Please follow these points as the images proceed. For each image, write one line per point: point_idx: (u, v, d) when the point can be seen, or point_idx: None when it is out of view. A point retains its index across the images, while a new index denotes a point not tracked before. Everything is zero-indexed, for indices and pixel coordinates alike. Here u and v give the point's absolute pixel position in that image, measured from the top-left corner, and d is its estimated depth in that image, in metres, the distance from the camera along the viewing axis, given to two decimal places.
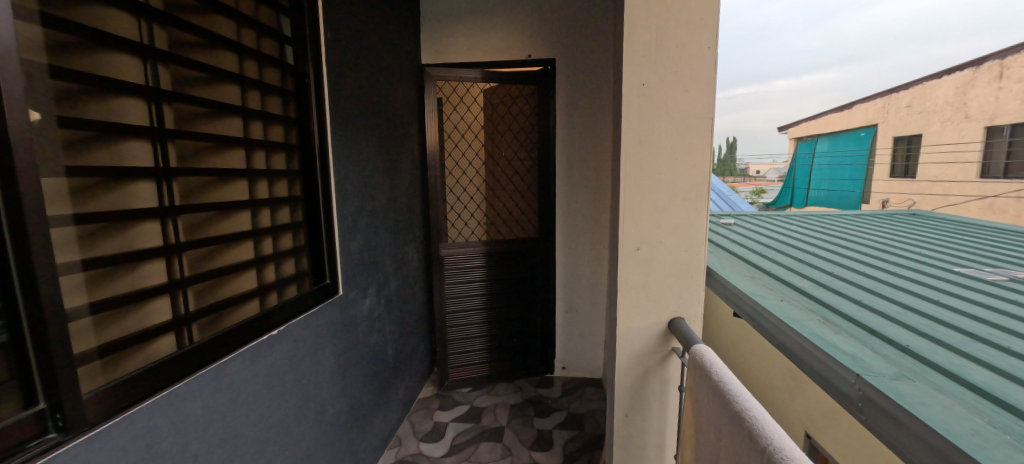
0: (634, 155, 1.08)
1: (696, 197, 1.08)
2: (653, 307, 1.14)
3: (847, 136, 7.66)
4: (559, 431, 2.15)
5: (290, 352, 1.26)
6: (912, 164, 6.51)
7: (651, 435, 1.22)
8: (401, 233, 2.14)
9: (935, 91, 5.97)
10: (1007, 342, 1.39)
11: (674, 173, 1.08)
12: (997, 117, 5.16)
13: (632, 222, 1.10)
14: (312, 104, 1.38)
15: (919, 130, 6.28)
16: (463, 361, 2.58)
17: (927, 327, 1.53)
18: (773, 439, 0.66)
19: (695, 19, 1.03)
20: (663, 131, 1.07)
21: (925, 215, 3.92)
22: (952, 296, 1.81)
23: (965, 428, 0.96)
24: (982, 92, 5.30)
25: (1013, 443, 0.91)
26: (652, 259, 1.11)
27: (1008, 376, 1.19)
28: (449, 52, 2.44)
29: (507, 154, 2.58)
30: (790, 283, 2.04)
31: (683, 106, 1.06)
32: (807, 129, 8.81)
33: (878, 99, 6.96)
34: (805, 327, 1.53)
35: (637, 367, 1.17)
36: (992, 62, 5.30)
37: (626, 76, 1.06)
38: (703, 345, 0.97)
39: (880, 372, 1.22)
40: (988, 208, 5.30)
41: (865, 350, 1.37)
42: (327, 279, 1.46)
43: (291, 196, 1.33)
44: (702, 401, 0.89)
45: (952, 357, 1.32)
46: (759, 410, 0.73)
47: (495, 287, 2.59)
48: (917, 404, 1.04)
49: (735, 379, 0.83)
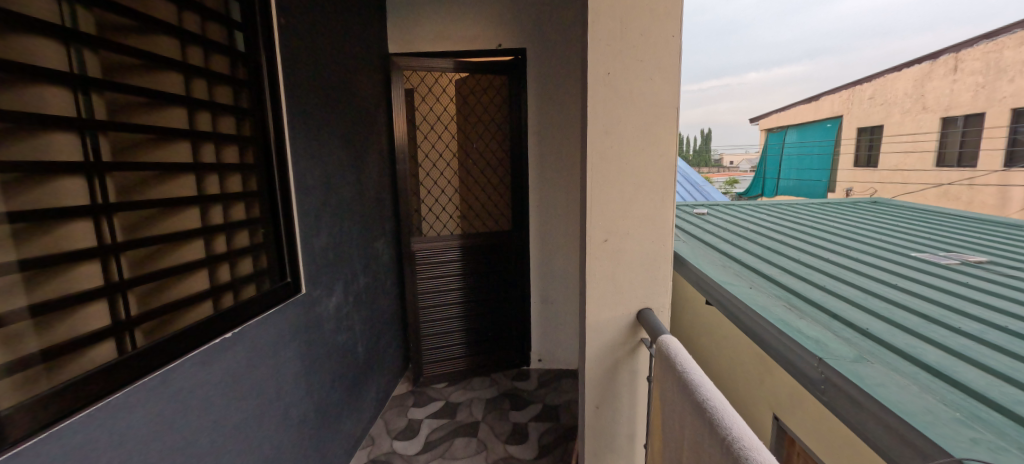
0: (600, 144, 1.06)
1: (663, 187, 1.08)
2: (621, 298, 1.13)
3: (813, 128, 7.96)
4: (534, 423, 2.15)
5: (248, 355, 1.21)
6: (876, 153, 6.75)
7: (621, 426, 1.22)
8: (369, 230, 2.07)
9: (896, 83, 6.20)
10: (957, 322, 1.46)
11: (641, 163, 1.07)
12: (950, 109, 5.46)
13: (600, 214, 1.09)
14: (266, 95, 1.31)
15: (880, 121, 6.55)
16: (439, 356, 2.55)
17: (885, 310, 1.59)
18: (732, 428, 0.67)
19: (660, 7, 1.01)
20: (629, 120, 1.05)
21: (885, 202, 4.09)
22: (908, 279, 1.90)
23: (919, 407, 1.00)
24: (939, 84, 5.57)
25: (962, 419, 0.96)
26: (620, 250, 1.11)
27: (958, 356, 1.25)
28: (417, 41, 2.37)
29: (479, 146, 2.54)
30: (759, 270, 2.09)
31: (649, 96, 1.05)
32: (778, 121, 9.07)
33: (844, 92, 7.21)
34: (772, 313, 1.57)
35: (606, 359, 1.17)
36: (948, 55, 5.42)
37: (592, 66, 1.04)
38: (670, 336, 0.97)
39: (841, 355, 1.27)
40: (944, 195, 5.58)
41: (828, 335, 1.41)
42: (287, 278, 1.41)
43: (247, 192, 1.27)
44: (667, 392, 0.90)
45: (907, 338, 1.37)
46: (719, 400, 0.73)
47: (470, 281, 2.56)
48: (875, 387, 1.08)
49: (698, 368, 0.83)
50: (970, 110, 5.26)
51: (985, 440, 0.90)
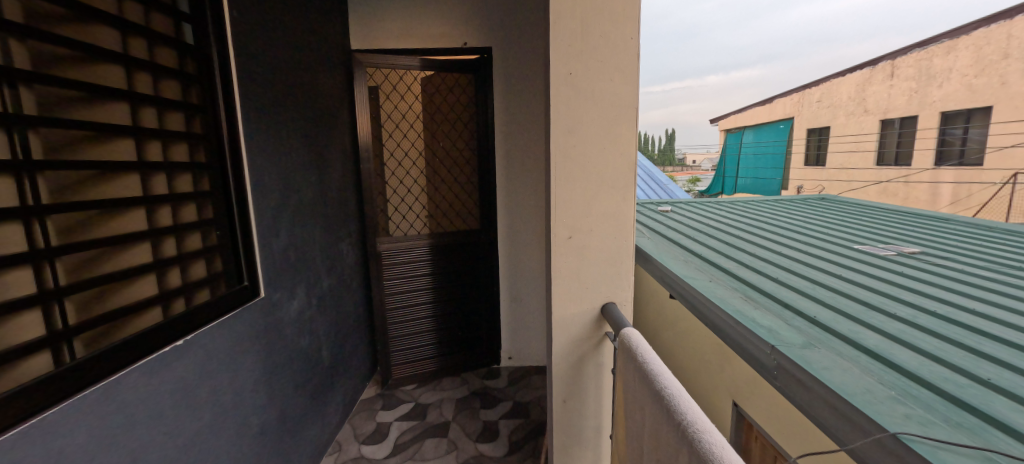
0: (563, 144, 1.08)
1: (624, 185, 1.12)
2: (586, 294, 1.16)
3: (768, 128, 8.40)
4: (504, 421, 2.16)
5: (203, 362, 1.15)
6: (822, 153, 7.14)
7: (588, 418, 1.26)
8: (333, 230, 2.02)
9: (840, 87, 6.63)
10: (893, 308, 1.59)
11: (603, 161, 1.10)
12: (889, 111, 5.89)
13: (564, 211, 1.11)
14: (219, 91, 1.26)
15: (827, 123, 6.98)
16: (409, 357, 2.52)
17: (831, 299, 1.71)
18: (687, 413, 0.70)
19: (619, 9, 1.04)
20: (590, 120, 1.08)
21: (832, 198, 4.37)
22: (851, 269, 2.04)
23: (858, 387, 1.09)
24: (878, 88, 6.00)
25: (897, 397, 1.05)
26: (583, 247, 1.13)
27: (894, 339, 1.36)
28: (381, 38, 2.33)
29: (446, 145, 2.52)
30: (718, 264, 2.19)
31: (610, 96, 1.08)
32: (736, 121, 9.51)
33: (795, 94, 7.64)
34: (729, 305, 1.65)
35: (572, 353, 1.20)
36: (886, 61, 5.85)
37: (554, 66, 1.05)
38: (632, 328, 1.01)
39: (791, 342, 1.35)
40: (884, 191, 6.14)
41: (780, 323, 1.50)
42: (244, 281, 1.35)
43: (200, 192, 1.22)
44: (630, 382, 0.93)
45: (850, 324, 1.48)
46: (676, 387, 0.77)
47: (439, 280, 2.54)
48: (821, 370, 1.16)
49: (657, 358, 0.87)
50: (906, 113, 5.67)
51: (916, 414, 0.98)
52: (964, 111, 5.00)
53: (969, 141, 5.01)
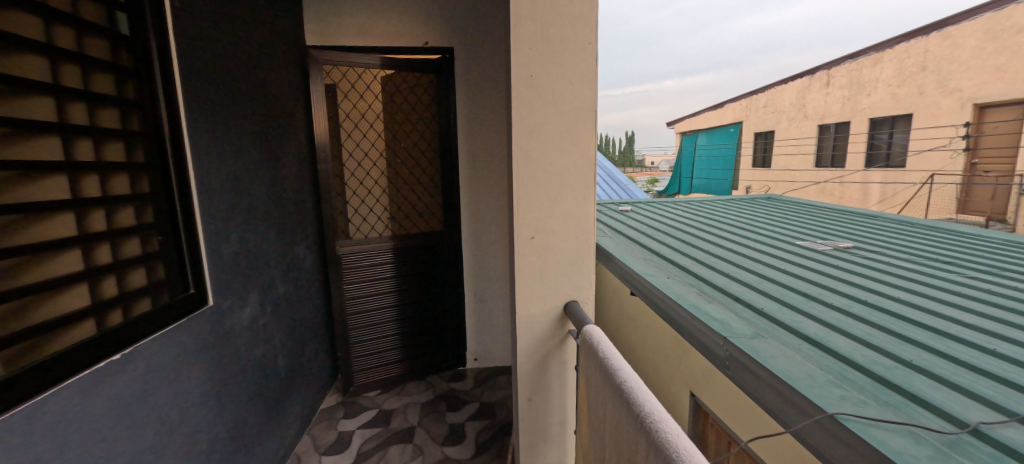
0: (525, 145, 1.09)
1: (584, 186, 1.14)
2: (549, 293, 1.18)
3: (720, 132, 8.87)
4: (470, 423, 2.15)
5: (144, 377, 1.07)
6: (768, 156, 7.61)
7: (553, 415, 1.28)
8: (288, 233, 1.93)
9: (783, 94, 7.11)
10: (831, 299, 1.72)
11: (564, 163, 1.12)
12: (826, 117, 6.37)
13: (526, 212, 1.12)
14: (159, 86, 1.17)
15: (772, 127, 7.46)
16: (372, 363, 2.45)
17: (777, 291, 1.83)
18: (645, 405, 0.73)
19: (577, 14, 1.07)
20: (551, 122, 1.10)
21: (778, 198, 4.67)
22: (794, 264, 2.19)
23: (801, 373, 1.17)
24: (816, 96, 6.49)
25: (834, 380, 1.14)
26: (545, 246, 1.15)
27: (831, 327, 1.48)
28: (338, 34, 2.25)
29: (407, 145, 2.48)
30: (675, 261, 2.29)
31: (569, 99, 1.10)
32: (691, 125, 9.97)
33: (743, 100, 8.11)
34: (686, 300, 1.73)
35: (537, 352, 1.21)
36: (823, 71, 6.34)
37: (515, 68, 1.07)
38: (594, 326, 1.03)
39: (742, 333, 1.44)
40: (822, 191, 6.66)
41: (732, 316, 1.58)
42: (191, 289, 1.27)
43: (138, 194, 1.13)
44: (592, 378, 0.95)
45: (794, 315, 1.59)
46: (635, 380, 0.80)
47: (403, 283, 2.49)
48: (768, 358, 1.24)
49: (617, 354, 0.90)
50: (840, 118, 6.16)
51: (850, 396, 1.07)
52: (889, 118, 5.51)
53: (894, 146, 5.52)
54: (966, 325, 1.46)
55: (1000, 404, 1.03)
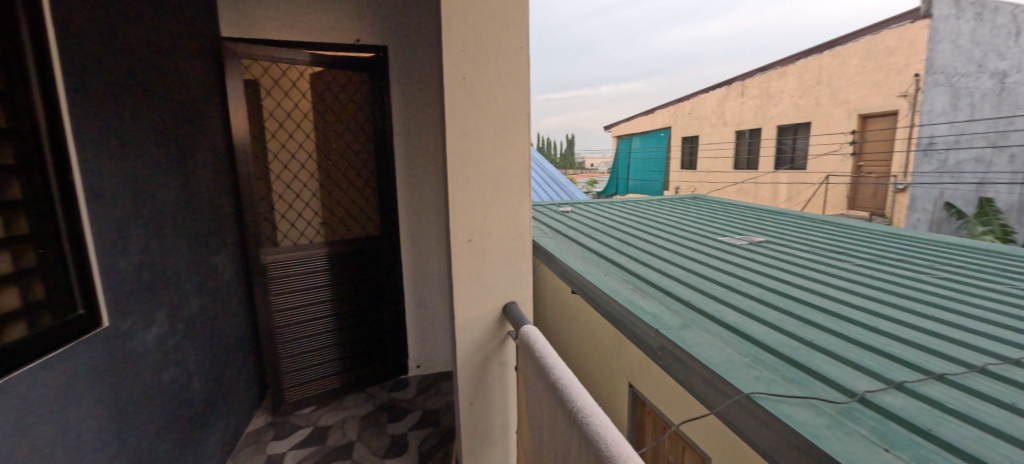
0: (459, 148, 1.09)
1: (519, 188, 1.16)
2: (488, 296, 1.18)
3: (652, 136, 9.46)
4: (414, 432, 2.10)
5: (15, 416, 0.92)
6: (694, 158, 8.26)
7: (495, 417, 1.28)
8: (203, 242, 1.76)
9: (705, 102, 7.74)
10: (748, 289, 1.90)
11: (498, 165, 1.13)
12: (741, 124, 7.03)
13: (462, 215, 1.12)
14: (32, 77, 1.01)
15: (696, 132, 8.09)
16: (306, 378, 2.30)
17: (701, 284, 1.98)
18: (578, 400, 0.75)
19: (507, 19, 1.08)
20: (484, 125, 1.10)
21: (703, 197, 5.05)
22: (717, 258, 2.39)
23: (722, 358, 1.28)
24: (733, 104, 7.14)
25: (749, 363, 1.26)
26: (482, 249, 1.15)
27: (748, 314, 1.63)
28: (259, 26, 2.09)
29: (340, 146, 2.36)
30: (611, 259, 2.40)
31: (503, 102, 1.11)
32: (625, 129, 10.53)
33: (671, 107, 8.71)
34: (621, 296, 1.82)
35: (477, 355, 1.21)
36: (738, 82, 6.99)
37: (447, 70, 1.05)
38: (531, 326, 1.05)
39: (671, 324, 1.54)
40: (739, 191, 7.34)
41: (662, 309, 1.69)
42: (78, 309, 1.11)
43: (6, 201, 0.97)
44: (529, 378, 0.97)
45: (716, 305, 1.73)
46: (569, 377, 0.82)
47: (338, 292, 2.36)
48: (694, 347, 1.34)
49: (553, 352, 0.92)
50: (753, 125, 6.83)
51: (763, 376, 1.19)
52: (792, 126, 6.20)
53: (797, 150, 6.19)
54: (855, 308, 1.68)
55: (880, 374, 1.20)
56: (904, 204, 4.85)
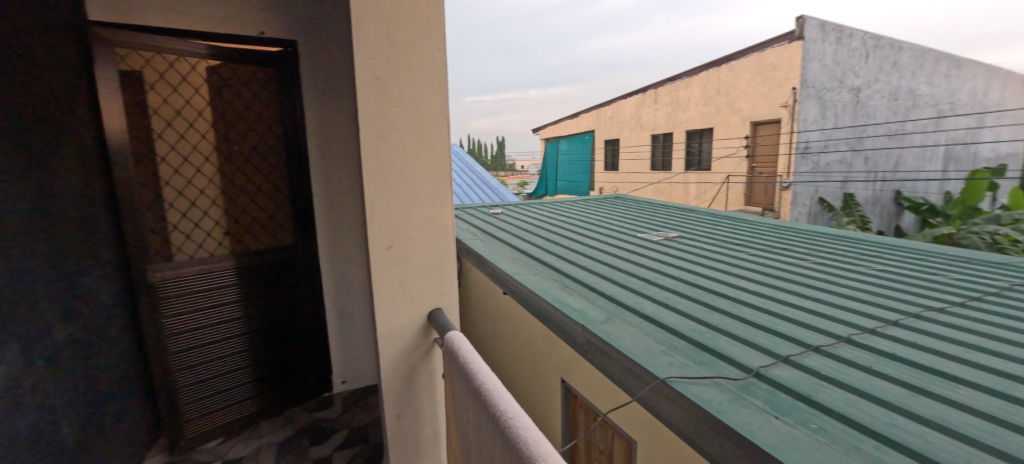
0: (375, 151, 1.04)
1: (440, 192, 1.14)
2: (411, 303, 1.15)
3: (577, 139, 9.92)
4: (340, 453, 1.98)
5: None
6: (616, 160, 8.80)
7: (424, 427, 1.24)
8: (70, 259, 1.49)
9: (624, 107, 8.29)
10: (664, 282, 2.05)
11: (418, 169, 1.10)
12: (656, 128, 7.63)
13: (380, 221, 1.07)
14: None
15: (617, 136, 8.62)
16: (211, 407, 2.06)
17: (624, 279, 2.11)
18: (502, 404, 0.75)
19: (423, 19, 1.06)
20: (402, 127, 1.07)
21: (624, 197, 5.34)
22: (637, 254, 2.56)
23: (641, 348, 1.36)
24: (648, 110, 7.73)
25: (665, 350, 1.36)
26: (404, 256, 1.12)
27: (664, 305, 1.76)
28: (137, 11, 1.82)
29: (244, 148, 2.14)
30: (541, 259, 2.45)
31: (420, 105, 1.08)
32: (553, 131, 10.91)
33: (594, 111, 9.20)
34: (550, 294, 1.87)
35: (403, 365, 1.17)
36: (652, 89, 7.58)
37: (359, 69, 1.00)
38: (457, 332, 1.04)
39: (596, 319, 1.61)
40: (656, 190, 7.95)
41: (588, 304, 1.76)
42: None
43: None
44: (455, 385, 0.95)
45: (637, 298, 1.85)
46: (494, 382, 0.82)
47: (249, 308, 2.14)
48: (616, 339, 1.42)
49: (478, 357, 0.91)
50: (665, 130, 7.45)
51: (676, 361, 1.29)
52: (697, 131, 6.85)
53: (703, 152, 6.82)
54: (752, 293, 1.90)
55: (771, 351, 1.36)
56: (787, 200, 5.58)
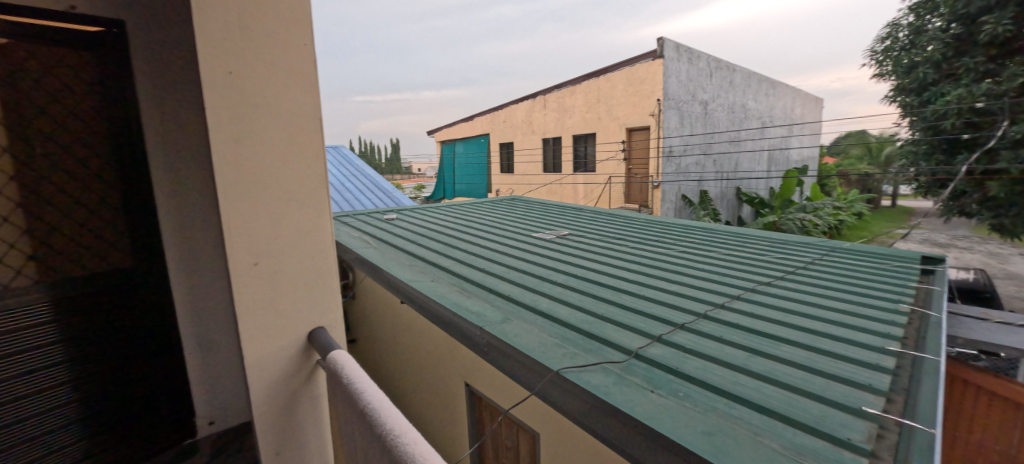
0: (230, 154, 0.91)
1: (314, 200, 1.05)
2: (286, 324, 1.03)
3: (473, 142, 10.01)
4: None
5: None
6: (511, 163, 9.09)
7: (310, 459, 1.13)
8: None
9: (517, 112, 8.62)
10: (556, 278, 2.19)
11: (286, 175, 1.00)
12: (546, 133, 8.08)
13: (241, 234, 0.94)
14: None
15: (511, 139, 8.92)
16: None
17: (519, 278, 2.19)
18: (388, 422, 0.71)
19: (284, 9, 0.95)
20: (264, 129, 0.95)
21: (520, 198, 5.54)
22: (532, 253, 2.68)
23: (535, 343, 1.42)
24: (539, 115, 8.15)
25: (557, 342, 1.44)
26: (273, 272, 1.00)
27: (556, 300, 1.87)
28: None
29: None
30: (438, 264, 2.41)
31: (287, 104, 0.98)
32: (448, 134, 10.85)
33: (488, 115, 9.39)
34: (448, 299, 1.85)
35: (280, 395, 1.04)
36: (541, 96, 8.01)
37: (205, 59, 0.87)
38: (340, 350, 0.96)
39: (494, 319, 1.64)
40: (548, 191, 8.40)
41: (486, 306, 1.78)
42: None
43: None
44: (340, 408, 0.88)
45: (532, 295, 1.93)
46: (381, 400, 0.77)
47: None
48: (513, 337, 1.46)
49: (364, 376, 0.86)
50: (554, 134, 7.93)
51: (568, 351, 1.37)
52: (582, 136, 7.43)
53: (588, 155, 7.41)
54: (631, 282, 2.13)
55: (646, 332, 1.54)
56: (657, 197, 6.38)
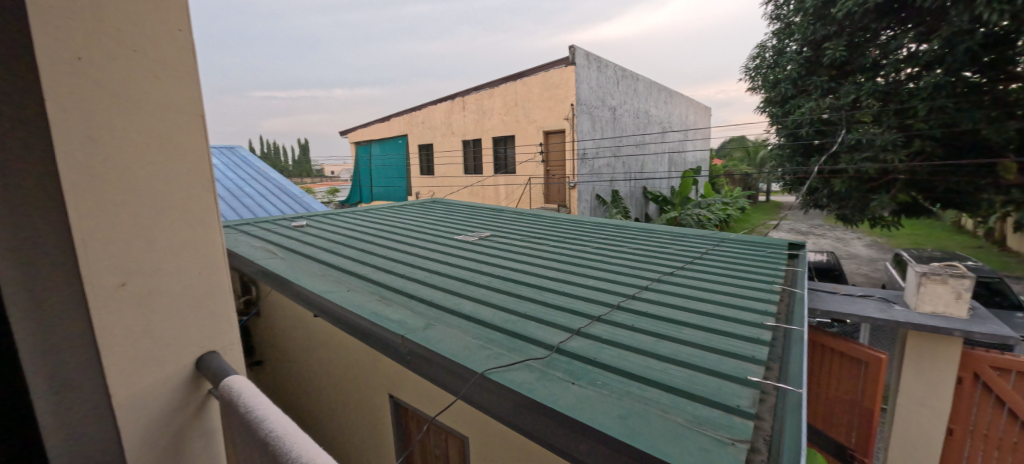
0: (81, 154, 0.74)
1: (198, 207, 0.93)
2: (167, 352, 0.89)
3: (390, 143, 9.63)
4: None
5: None
6: (431, 165, 8.91)
7: None
8: None
9: (435, 113, 8.48)
10: (479, 280, 2.19)
11: (162, 179, 0.86)
12: (466, 134, 8.07)
13: (103, 251, 0.77)
14: None
15: (430, 141, 8.75)
16: None
17: (442, 282, 2.15)
18: (297, 450, 0.64)
19: None
20: (129, 127, 0.81)
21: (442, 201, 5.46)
22: (455, 256, 2.65)
23: (460, 347, 1.41)
24: (458, 117, 8.11)
25: (482, 344, 1.44)
26: (148, 293, 0.85)
27: (480, 302, 1.87)
28: None
29: None
30: (355, 272, 2.28)
31: (157, 98, 0.85)
32: (363, 135, 10.30)
33: (405, 115, 9.10)
34: (365, 309, 1.75)
35: (161, 436, 0.89)
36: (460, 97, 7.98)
37: (43, 39, 0.69)
38: (237, 376, 0.86)
39: (416, 326, 1.59)
40: (470, 193, 8.39)
41: (407, 313, 1.72)
42: None
43: None
44: (239, 439, 0.79)
45: (455, 299, 1.91)
46: (288, 426, 0.70)
47: None
48: (436, 343, 1.43)
49: (267, 402, 0.77)
50: (474, 136, 7.94)
51: (494, 353, 1.38)
52: (502, 138, 7.55)
53: (508, 157, 7.55)
54: (551, 280, 2.21)
55: (566, 326, 1.61)
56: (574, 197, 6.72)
